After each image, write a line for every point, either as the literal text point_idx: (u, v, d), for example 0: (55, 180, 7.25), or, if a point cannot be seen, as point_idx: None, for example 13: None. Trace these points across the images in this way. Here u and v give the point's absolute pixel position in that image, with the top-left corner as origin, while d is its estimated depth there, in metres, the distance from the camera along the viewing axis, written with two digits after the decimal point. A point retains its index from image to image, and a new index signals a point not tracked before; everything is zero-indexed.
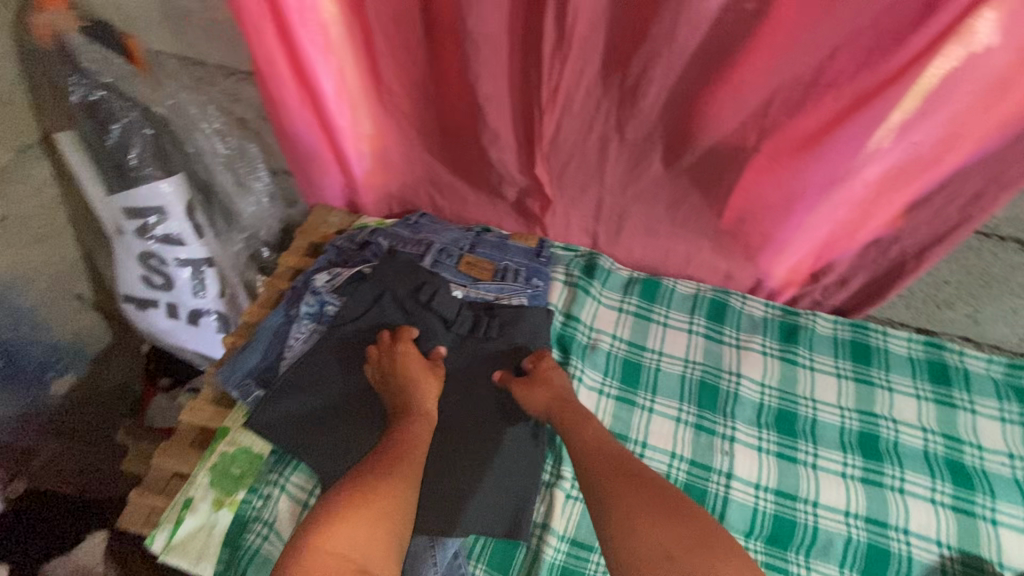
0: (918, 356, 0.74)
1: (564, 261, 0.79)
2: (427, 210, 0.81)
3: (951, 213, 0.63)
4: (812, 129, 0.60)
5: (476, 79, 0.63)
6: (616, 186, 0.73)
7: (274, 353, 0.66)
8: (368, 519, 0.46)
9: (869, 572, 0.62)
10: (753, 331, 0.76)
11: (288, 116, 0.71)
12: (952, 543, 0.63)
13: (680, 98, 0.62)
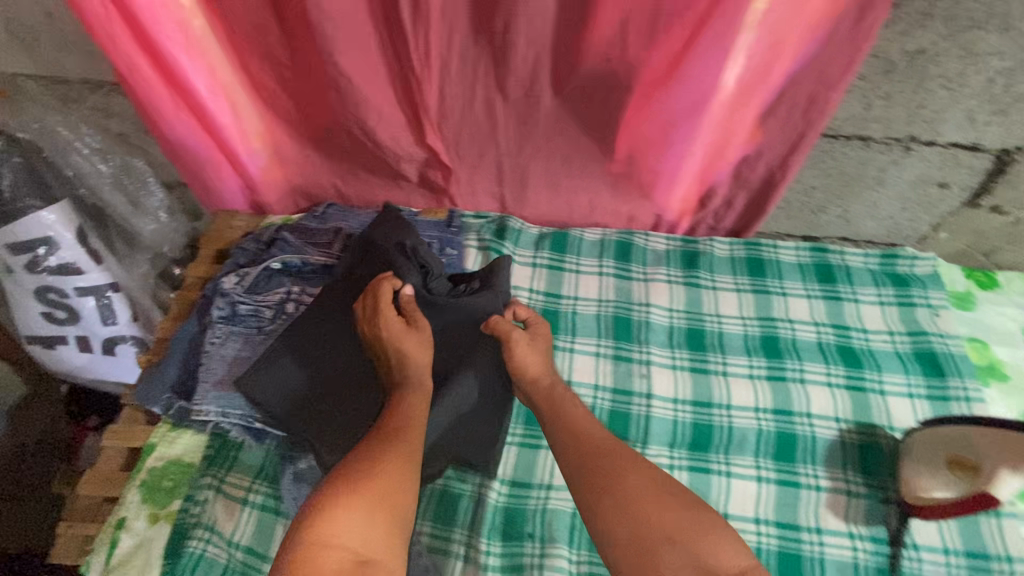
0: (805, 262, 0.77)
1: (476, 228, 0.81)
2: (334, 201, 0.84)
3: (796, 120, 0.66)
4: (668, 60, 0.62)
5: (336, 57, 0.64)
6: (512, 147, 0.75)
7: (191, 363, 0.69)
8: (367, 503, 0.46)
9: (780, 457, 0.63)
10: (658, 263, 0.78)
11: (166, 121, 0.74)
12: (849, 417, 0.65)
13: (544, 50, 0.64)
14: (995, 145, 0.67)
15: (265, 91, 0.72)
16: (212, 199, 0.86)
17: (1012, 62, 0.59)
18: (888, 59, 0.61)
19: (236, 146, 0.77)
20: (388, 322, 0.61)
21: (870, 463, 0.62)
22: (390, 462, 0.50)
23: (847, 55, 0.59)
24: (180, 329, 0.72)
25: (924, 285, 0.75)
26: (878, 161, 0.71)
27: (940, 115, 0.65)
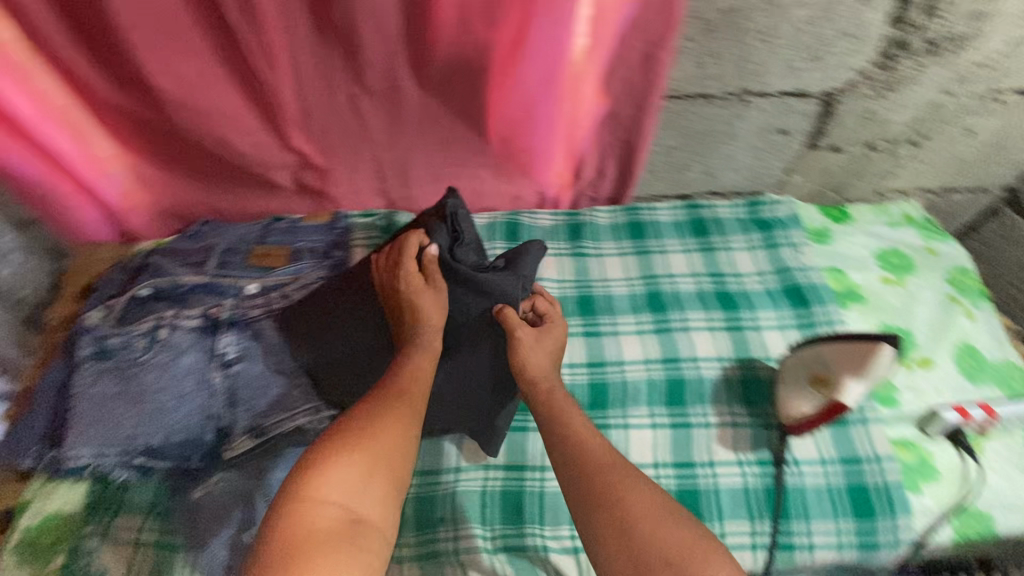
0: (620, 223, 1.09)
1: (363, 226, 1.03)
2: (210, 219, 1.03)
3: (638, 81, 0.92)
4: (513, 36, 0.85)
5: (274, 84, 0.87)
6: (381, 139, 0.99)
7: (53, 415, 0.78)
8: (365, 462, 0.59)
9: (669, 399, 0.88)
10: (495, 235, 1.06)
11: (20, 146, 0.90)
12: (653, 355, 0.91)
13: (388, 54, 0.86)
14: (816, 90, 0.98)
15: (99, 105, 0.88)
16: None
17: (812, 12, 0.87)
18: (705, 19, 0.87)
19: (175, 180, 1.00)
20: (407, 271, 0.76)
21: (681, 392, 0.88)
22: (387, 429, 0.63)
23: (662, 19, 0.84)
24: (47, 376, 0.81)
25: (724, 233, 1.08)
26: (725, 115, 1.01)
27: (762, 62, 0.93)
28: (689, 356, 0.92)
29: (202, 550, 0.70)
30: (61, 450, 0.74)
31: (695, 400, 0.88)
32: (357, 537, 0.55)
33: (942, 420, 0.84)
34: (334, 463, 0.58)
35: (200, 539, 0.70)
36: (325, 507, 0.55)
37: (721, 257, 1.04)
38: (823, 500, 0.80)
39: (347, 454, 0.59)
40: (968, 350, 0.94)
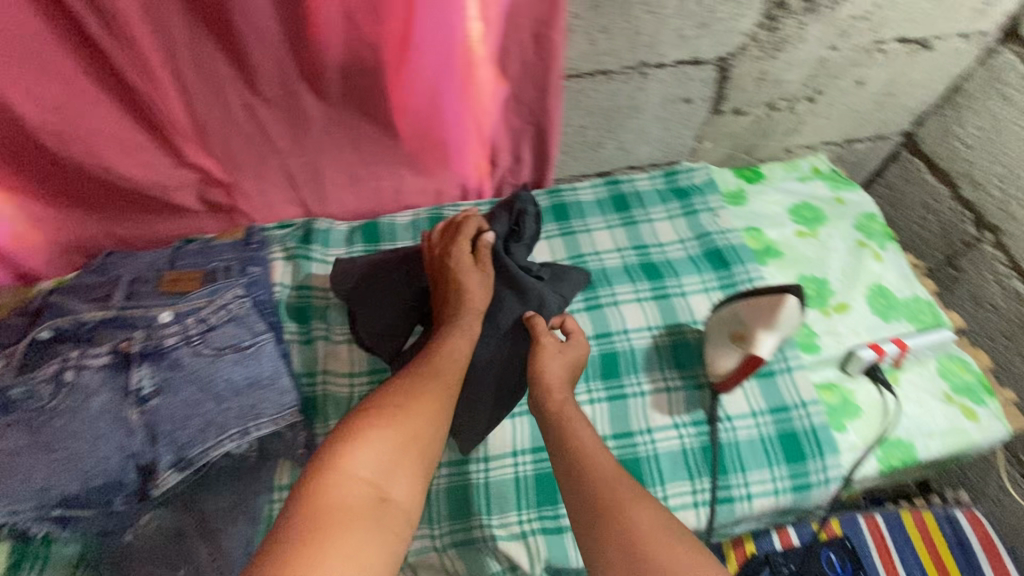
0: (626, 253, 1.12)
1: (529, 198, 1.18)
2: (260, 227, 1.12)
3: (834, 76, 1.11)
4: (687, 89, 1.08)
5: (497, 48, 0.94)
6: (550, 125, 1.05)
7: (92, 294, 0.97)
8: (393, 441, 0.67)
9: (709, 455, 0.89)
10: (605, 236, 1.14)
11: (167, 97, 0.89)
12: (686, 421, 0.92)
13: (485, 44, 0.93)
14: (928, 96, 1.19)
15: (307, 58, 0.91)
16: (298, 116, 0.99)
17: (939, 27, 1.07)
18: (875, 31, 1.04)
19: (268, 165, 1.05)
20: (460, 254, 0.90)
21: (728, 457, 0.90)
22: (421, 415, 0.71)
23: (890, 23, 1.04)
24: (82, 277, 1.02)
25: (744, 263, 1.08)
26: (857, 108, 1.20)
27: (885, 69, 1.13)
28: (740, 422, 0.92)
29: (261, 418, 0.86)
30: (59, 329, 0.90)
31: (741, 469, 0.89)
32: (382, 517, 0.62)
33: (915, 445, 0.93)
34: (366, 424, 0.67)
35: (256, 421, 0.86)
36: (353, 483, 0.62)
37: (820, 343, 1.02)
38: (757, 451, 0.90)
39: (379, 430, 0.67)
40: (953, 363, 1.02)
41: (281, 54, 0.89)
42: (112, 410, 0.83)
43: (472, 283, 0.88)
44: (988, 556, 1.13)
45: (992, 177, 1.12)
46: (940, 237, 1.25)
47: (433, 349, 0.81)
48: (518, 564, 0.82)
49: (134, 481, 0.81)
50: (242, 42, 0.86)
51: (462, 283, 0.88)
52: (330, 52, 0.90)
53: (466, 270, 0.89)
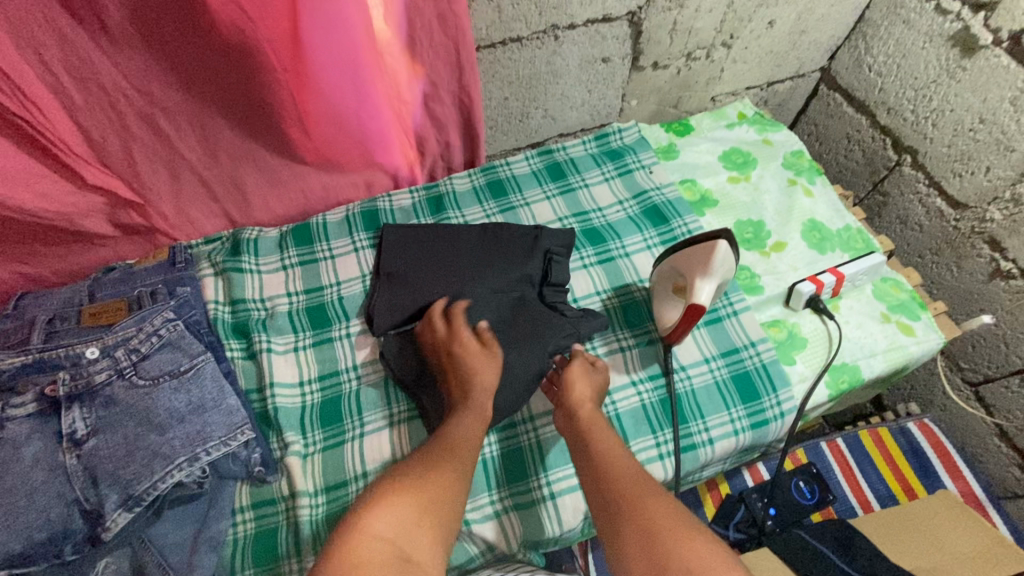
0: (566, 221, 1.11)
1: (464, 178, 1.16)
2: (184, 244, 1.07)
3: (744, 19, 1.12)
4: (603, 49, 1.07)
5: (401, 29, 0.90)
6: (471, 103, 1.03)
7: (7, 340, 0.90)
8: (412, 500, 0.63)
9: (667, 407, 0.91)
10: (544, 207, 1.13)
11: (51, 119, 0.83)
12: (643, 377, 0.94)
13: (387, 26, 0.89)
14: (837, 29, 1.22)
15: (199, 62, 0.85)
16: (202, 123, 0.94)
17: None
18: None
19: (181, 178, 1.00)
20: (461, 340, 0.86)
21: (685, 406, 0.91)
22: (443, 479, 0.68)
23: None
24: None
25: (682, 216, 1.10)
26: (771, 49, 1.22)
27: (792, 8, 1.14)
28: (695, 370, 0.94)
29: (211, 441, 0.82)
30: None
31: (700, 415, 0.91)
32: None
33: (859, 368, 0.97)
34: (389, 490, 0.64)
35: (205, 446, 0.82)
36: (374, 541, 0.58)
37: (763, 283, 1.04)
38: (713, 396, 0.92)
39: (401, 496, 0.63)
40: (892, 287, 1.05)
41: (169, 60, 0.83)
42: (47, 458, 0.79)
43: (488, 379, 0.83)
44: (940, 460, 1.20)
45: (904, 101, 1.16)
46: (864, 166, 1.29)
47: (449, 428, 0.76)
48: (495, 544, 0.82)
49: (82, 528, 0.76)
50: (123, 51, 0.81)
51: (480, 378, 0.83)
52: (226, 54, 0.85)
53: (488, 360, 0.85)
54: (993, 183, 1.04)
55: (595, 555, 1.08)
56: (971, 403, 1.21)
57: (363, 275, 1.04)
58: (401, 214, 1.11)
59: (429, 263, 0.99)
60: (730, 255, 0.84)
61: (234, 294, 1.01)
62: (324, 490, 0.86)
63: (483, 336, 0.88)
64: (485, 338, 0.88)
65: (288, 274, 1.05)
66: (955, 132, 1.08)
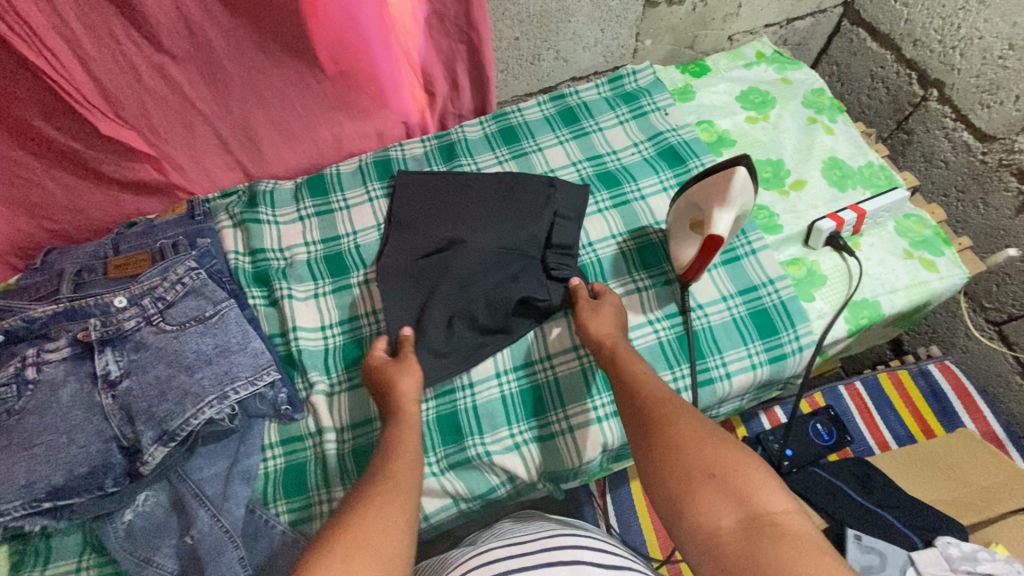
0: (580, 165, 1.10)
1: (476, 125, 1.15)
2: (205, 198, 1.08)
3: None
4: None
5: None
6: (481, 45, 1.01)
7: (39, 293, 0.93)
8: (348, 539, 0.56)
9: (683, 343, 0.91)
10: (557, 152, 1.12)
11: (64, 68, 0.83)
12: (660, 315, 0.94)
13: None
14: None
15: (207, 7, 0.84)
16: (212, 73, 0.93)
17: None
18: None
19: (194, 130, 1.00)
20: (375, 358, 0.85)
21: (702, 342, 0.92)
22: (377, 507, 0.60)
23: None
24: (23, 279, 0.97)
25: (699, 155, 1.08)
26: None
27: None
28: (712, 308, 0.94)
29: (238, 380, 0.85)
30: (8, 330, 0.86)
31: (717, 350, 0.91)
32: None
33: (881, 305, 0.96)
34: (333, 544, 0.55)
35: (233, 385, 0.84)
36: None
37: (781, 222, 1.03)
38: (730, 332, 0.92)
39: (338, 536, 0.56)
40: (917, 220, 1.04)
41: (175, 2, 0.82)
42: (83, 398, 0.82)
43: (408, 386, 0.80)
44: (961, 401, 1.19)
45: (931, 32, 1.11)
46: (889, 104, 1.25)
47: (382, 457, 0.70)
48: (516, 474, 0.84)
49: (121, 462, 0.81)
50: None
51: (395, 387, 0.80)
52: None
53: (405, 368, 0.82)
54: (1023, 112, 1.00)
55: (613, 495, 1.12)
56: (994, 342, 1.19)
57: (378, 224, 1.05)
58: (413, 163, 1.11)
59: (440, 209, 1.00)
60: (749, 183, 0.81)
61: (253, 244, 1.02)
62: (349, 427, 0.88)
63: (403, 343, 0.86)
64: (404, 346, 0.86)
65: (304, 225, 1.06)
66: (984, 60, 1.03)
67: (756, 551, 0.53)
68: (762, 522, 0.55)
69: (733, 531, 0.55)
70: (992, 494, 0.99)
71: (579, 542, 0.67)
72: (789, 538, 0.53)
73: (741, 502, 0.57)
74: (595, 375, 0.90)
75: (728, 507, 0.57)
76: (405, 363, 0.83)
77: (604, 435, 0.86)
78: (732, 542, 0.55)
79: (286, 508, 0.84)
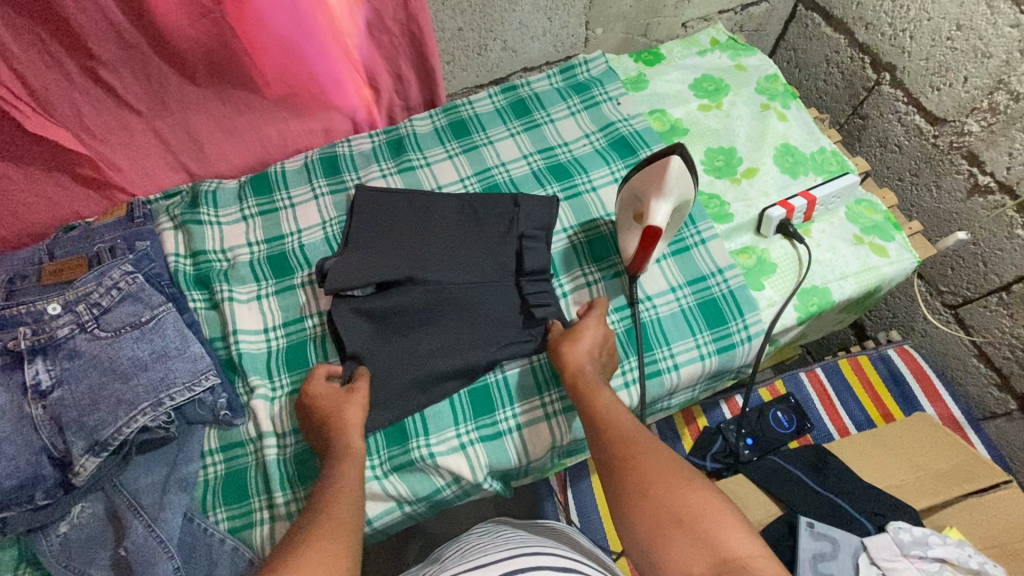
0: (531, 157, 1.08)
1: (426, 119, 1.12)
2: (145, 199, 1.05)
3: None
4: None
5: None
6: (425, 37, 0.98)
7: None
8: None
9: (631, 336, 0.90)
10: (507, 145, 1.10)
11: None
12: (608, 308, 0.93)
13: None
14: None
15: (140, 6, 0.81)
16: (144, 70, 0.90)
17: None
18: None
19: (132, 129, 0.97)
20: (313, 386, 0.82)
21: (650, 334, 0.91)
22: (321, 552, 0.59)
23: None
24: None
25: (650, 145, 1.07)
26: None
27: None
28: (661, 299, 0.93)
29: (175, 386, 0.83)
30: None
31: (665, 342, 0.90)
32: None
33: (830, 291, 0.95)
34: None
35: (169, 391, 0.82)
36: None
37: (732, 211, 1.02)
38: (678, 322, 0.91)
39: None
40: (870, 206, 1.03)
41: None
42: (13, 410, 0.79)
43: (353, 418, 0.79)
44: (920, 385, 1.19)
45: (882, 15, 1.10)
46: (844, 89, 1.24)
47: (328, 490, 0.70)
48: (461, 475, 0.83)
49: (52, 474, 0.78)
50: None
51: (341, 419, 0.78)
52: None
53: (352, 400, 0.80)
54: (972, 94, 0.99)
55: (574, 489, 1.11)
56: (951, 325, 1.19)
57: (324, 222, 1.03)
58: (361, 159, 1.08)
59: (386, 205, 0.98)
60: (686, 174, 0.81)
61: (194, 246, 0.99)
62: (291, 431, 0.87)
63: (357, 376, 0.83)
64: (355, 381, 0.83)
65: (248, 225, 1.03)
66: (933, 42, 1.03)
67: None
68: (732, 566, 0.56)
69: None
70: (951, 478, 0.99)
71: (544, 561, 0.63)
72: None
73: (711, 547, 0.58)
74: (545, 373, 0.89)
75: (699, 552, 0.58)
76: (351, 398, 0.81)
77: (552, 434, 0.86)
78: None
79: (226, 516, 0.83)
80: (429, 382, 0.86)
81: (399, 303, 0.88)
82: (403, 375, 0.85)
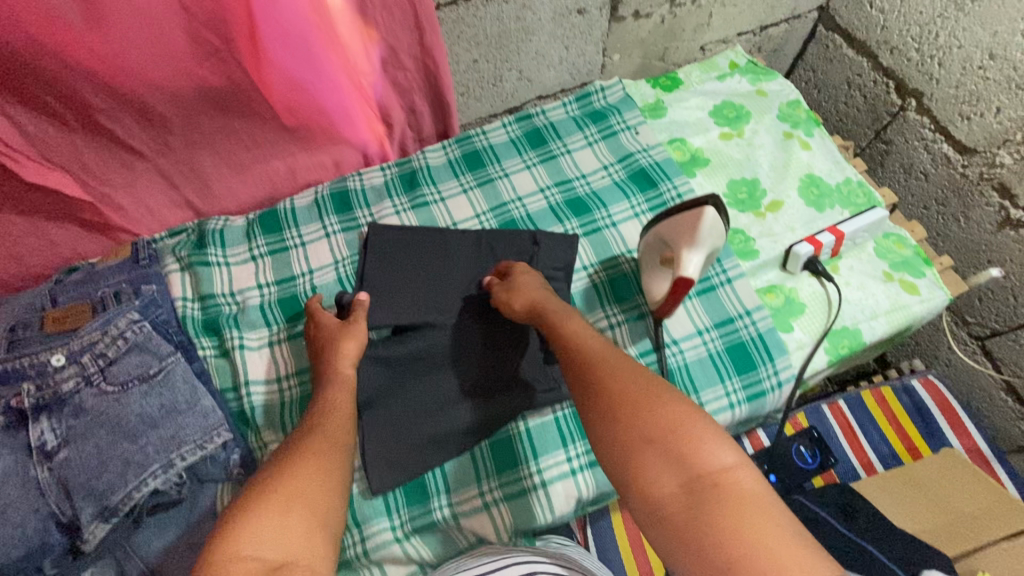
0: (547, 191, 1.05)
1: (439, 150, 1.09)
2: (149, 236, 1.01)
3: None
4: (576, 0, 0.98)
5: None
6: (440, 71, 0.95)
7: None
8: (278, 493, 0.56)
9: None
10: (523, 177, 1.06)
11: None
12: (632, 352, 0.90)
13: None
14: None
15: (144, 48, 0.77)
16: (147, 110, 0.86)
17: None
18: None
19: (135, 169, 0.93)
20: (325, 323, 0.83)
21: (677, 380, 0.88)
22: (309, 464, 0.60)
23: None
24: None
25: (672, 178, 1.03)
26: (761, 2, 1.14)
27: None
28: (687, 343, 0.90)
29: (186, 445, 0.80)
30: None
31: (694, 389, 0.87)
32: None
33: (862, 332, 0.92)
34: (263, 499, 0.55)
35: (180, 451, 0.80)
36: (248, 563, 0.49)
37: (758, 247, 0.99)
38: (707, 368, 0.88)
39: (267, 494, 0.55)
40: (898, 239, 1.00)
41: (99, 40, 0.74)
42: (15, 473, 0.75)
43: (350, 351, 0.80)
44: (945, 416, 1.17)
45: (909, 40, 1.07)
46: (866, 113, 1.20)
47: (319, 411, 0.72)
48: (485, 537, 0.80)
49: (60, 541, 0.75)
50: (45, 34, 0.71)
51: (337, 351, 0.80)
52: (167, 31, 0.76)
53: (350, 336, 0.82)
54: (1003, 126, 0.97)
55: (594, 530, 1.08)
56: (977, 357, 1.16)
57: (336, 262, 1.00)
58: (372, 194, 1.05)
59: (400, 244, 0.94)
60: (719, 223, 0.78)
61: (202, 290, 0.96)
62: None
63: (354, 308, 0.85)
64: (354, 312, 0.84)
65: (257, 265, 1.00)
66: (963, 70, 1.00)
67: (698, 518, 0.49)
68: (704, 484, 0.50)
69: (677, 498, 0.51)
70: (979, 522, 0.97)
71: None
72: (733, 499, 0.49)
73: (684, 463, 0.52)
74: (569, 425, 0.86)
75: (671, 473, 0.52)
76: (354, 330, 0.82)
77: (578, 489, 0.82)
78: (676, 507, 0.50)
79: None
80: (449, 434, 0.83)
81: (416, 350, 0.86)
82: (422, 428, 0.82)
